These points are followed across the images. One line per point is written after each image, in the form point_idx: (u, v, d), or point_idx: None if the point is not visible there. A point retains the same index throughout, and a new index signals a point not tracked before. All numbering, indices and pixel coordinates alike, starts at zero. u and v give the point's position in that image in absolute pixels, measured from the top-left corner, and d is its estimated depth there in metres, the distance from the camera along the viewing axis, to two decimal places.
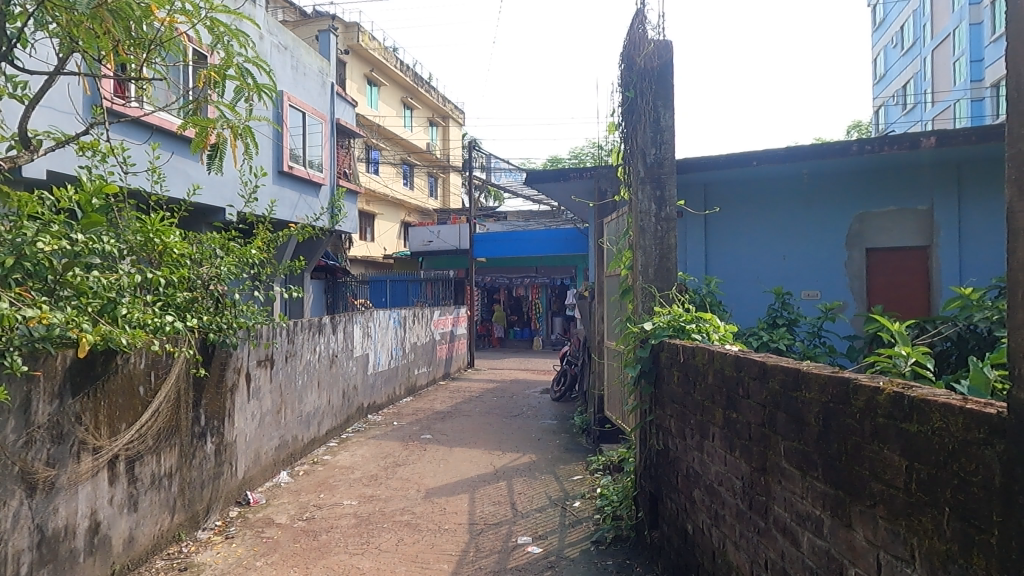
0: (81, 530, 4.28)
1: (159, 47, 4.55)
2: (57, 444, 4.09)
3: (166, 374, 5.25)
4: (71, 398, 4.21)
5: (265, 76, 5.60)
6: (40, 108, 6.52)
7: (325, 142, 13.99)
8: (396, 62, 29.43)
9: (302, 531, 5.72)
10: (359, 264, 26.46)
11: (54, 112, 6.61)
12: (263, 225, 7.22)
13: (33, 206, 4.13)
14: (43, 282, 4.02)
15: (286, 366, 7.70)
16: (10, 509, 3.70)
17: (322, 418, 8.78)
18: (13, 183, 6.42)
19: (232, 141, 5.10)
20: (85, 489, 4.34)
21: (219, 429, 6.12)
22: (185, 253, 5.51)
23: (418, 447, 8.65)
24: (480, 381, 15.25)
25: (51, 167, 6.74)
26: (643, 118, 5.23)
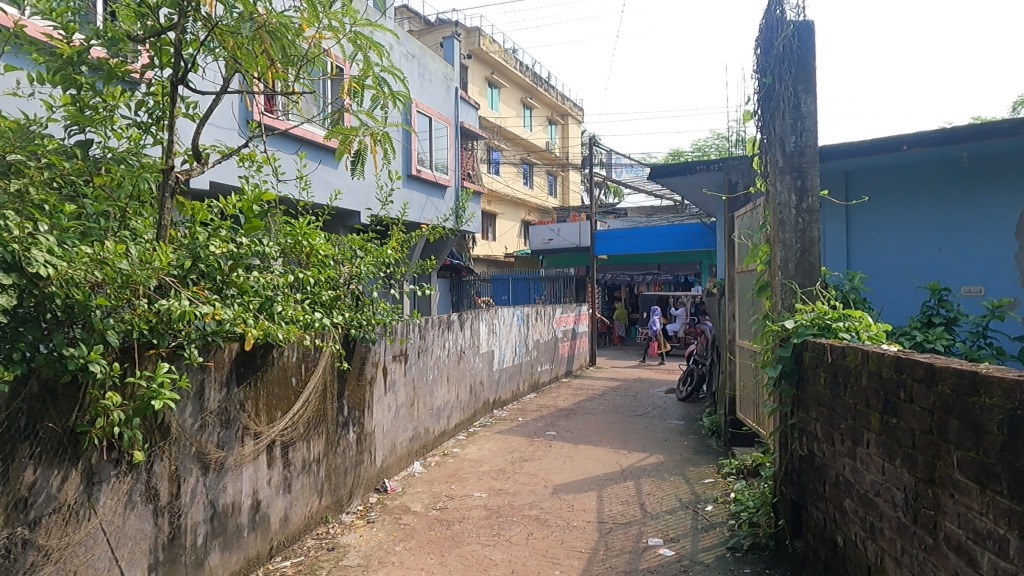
0: (245, 507, 4.71)
1: (308, 63, 4.88)
2: (225, 428, 4.51)
3: (314, 367, 5.66)
4: (237, 387, 4.63)
5: (400, 83, 5.82)
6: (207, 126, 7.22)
7: (450, 145, 14.45)
8: (515, 63, 29.86)
9: (437, 520, 5.95)
10: (482, 263, 27.12)
11: (218, 128, 7.28)
12: (397, 226, 7.56)
13: (204, 213, 4.62)
14: (214, 282, 4.39)
15: (418, 360, 8.03)
16: (188, 485, 4.16)
17: (451, 411, 9.08)
18: (185, 193, 7.15)
19: (373, 147, 5.35)
20: (248, 470, 4.78)
21: (360, 420, 6.50)
22: (329, 254, 5.89)
23: (543, 444, 8.74)
24: (602, 379, 15.16)
25: (214, 178, 7.43)
26: (782, 104, 4.95)
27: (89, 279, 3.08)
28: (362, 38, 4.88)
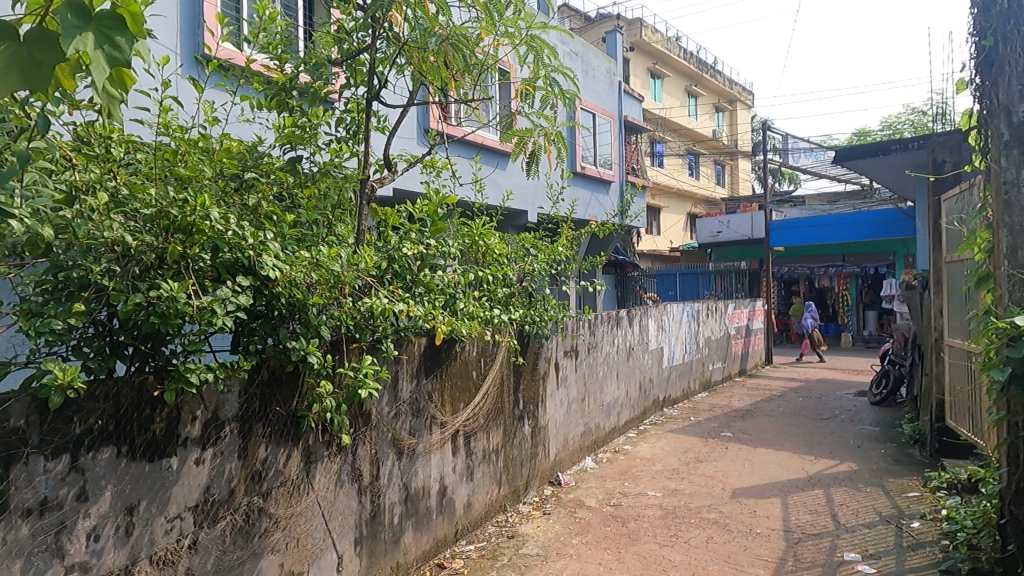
0: (433, 491, 5.04)
1: (485, 70, 5.09)
2: (416, 417, 4.86)
3: (492, 361, 5.90)
4: (425, 378, 4.96)
5: (571, 82, 5.87)
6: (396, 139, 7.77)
7: (614, 140, 14.34)
8: (679, 51, 28.90)
9: (612, 516, 5.95)
10: (647, 259, 26.61)
11: (403, 138, 7.81)
12: (567, 224, 7.65)
13: (395, 218, 5.00)
14: (404, 281, 4.73)
15: (589, 356, 8.08)
16: (386, 467, 4.54)
17: (621, 409, 9.02)
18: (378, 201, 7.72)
19: (547, 147, 5.46)
20: (436, 457, 5.10)
21: (534, 413, 6.68)
22: (504, 253, 6.10)
23: (719, 445, 8.40)
24: (781, 379, 14.22)
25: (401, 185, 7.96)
26: (1008, 69, 4.31)
27: (306, 281, 3.47)
28: (536, 41, 4.99)
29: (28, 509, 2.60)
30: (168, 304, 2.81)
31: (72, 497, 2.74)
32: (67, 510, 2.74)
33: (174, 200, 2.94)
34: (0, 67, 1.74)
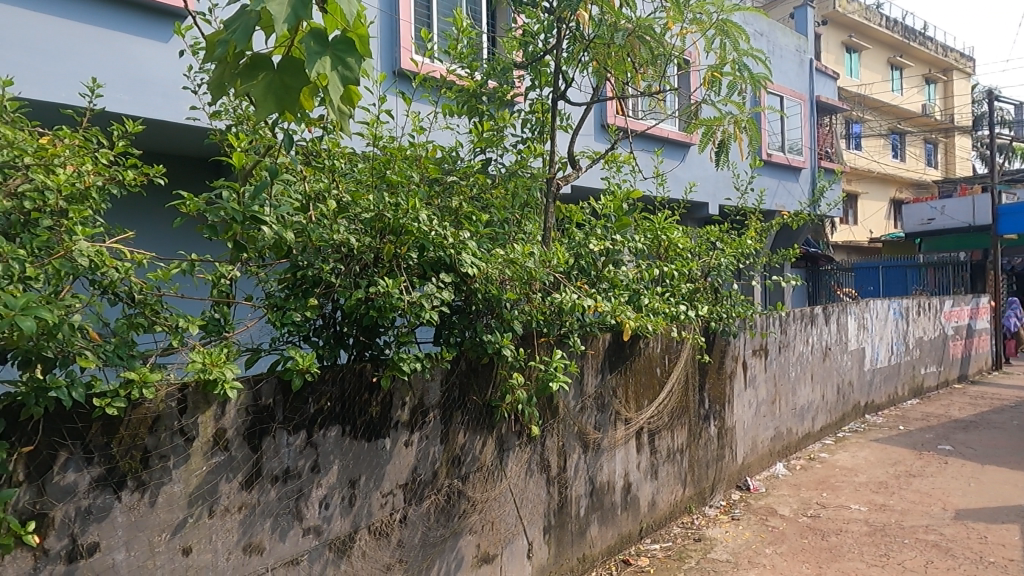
0: (618, 487, 5.04)
1: (671, 60, 4.94)
2: (601, 412, 4.89)
3: (677, 358, 5.76)
4: (609, 373, 4.97)
5: (763, 64, 5.51)
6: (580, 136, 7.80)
7: (805, 123, 13.29)
8: (880, 20, 26.04)
9: (809, 528, 5.55)
10: (841, 251, 24.35)
11: (586, 136, 7.82)
12: (755, 215, 7.23)
13: (579, 215, 5.05)
14: (589, 277, 4.76)
15: (779, 356, 7.58)
16: (573, 460, 4.63)
17: (816, 413, 8.36)
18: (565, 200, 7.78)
19: (738, 135, 5.18)
20: (620, 453, 5.10)
21: (721, 414, 6.41)
22: (688, 247, 5.91)
23: (936, 459, 7.46)
24: (1014, 387, 12.30)
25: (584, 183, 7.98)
26: None
27: (501, 277, 3.62)
28: (726, 24, 4.74)
29: (275, 476, 3.02)
30: (385, 299, 3.08)
31: (308, 468, 3.14)
32: (305, 479, 3.13)
33: (389, 205, 3.22)
34: (260, 93, 2.02)
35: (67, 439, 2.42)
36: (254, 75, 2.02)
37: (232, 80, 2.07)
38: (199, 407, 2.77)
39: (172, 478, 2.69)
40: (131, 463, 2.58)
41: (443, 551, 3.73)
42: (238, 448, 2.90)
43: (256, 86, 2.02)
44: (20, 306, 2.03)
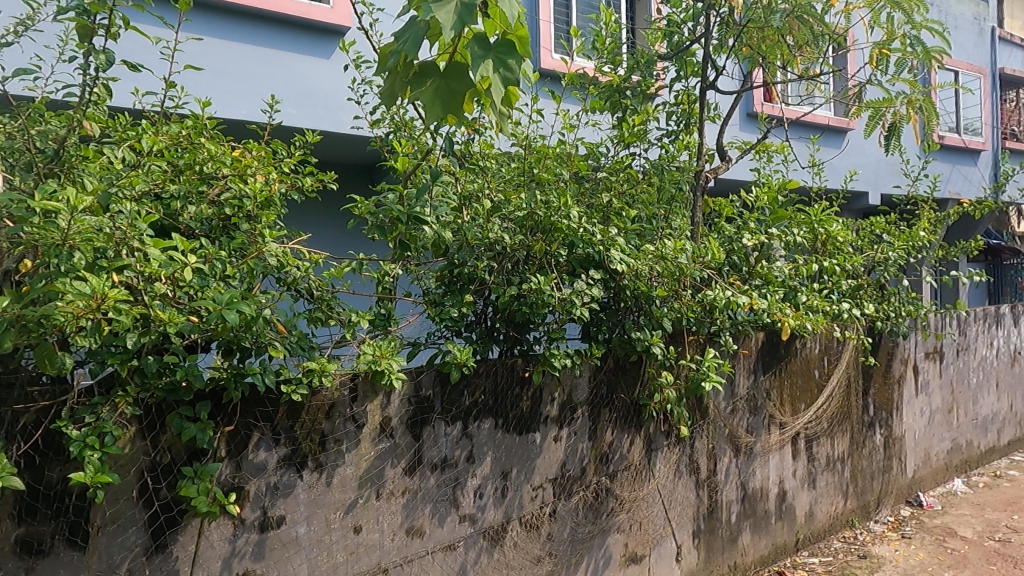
0: (772, 494, 4.78)
1: (833, 39, 4.59)
2: (753, 414, 4.67)
3: (837, 360, 5.36)
4: (762, 375, 4.73)
5: (942, 35, 4.97)
6: (729, 128, 7.42)
7: (985, 100, 11.85)
8: None
9: (998, 553, 4.95)
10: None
11: (736, 128, 7.43)
12: (929, 204, 6.55)
13: (729, 209, 4.83)
14: (741, 273, 4.55)
15: (957, 360, 6.82)
16: (723, 464, 4.45)
17: (1002, 425, 7.44)
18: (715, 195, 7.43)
19: (912, 116, 4.71)
20: (774, 459, 4.83)
21: (888, 422, 5.89)
22: (850, 240, 5.48)
23: None
24: None
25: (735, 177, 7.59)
26: None
27: (651, 273, 3.55)
28: None
29: (434, 464, 3.17)
30: (538, 295, 3.13)
31: (463, 458, 3.27)
32: (460, 469, 3.26)
33: (540, 202, 3.27)
34: (428, 99, 2.11)
35: (259, 421, 2.70)
36: (422, 82, 2.11)
37: (401, 88, 2.16)
38: (367, 396, 2.97)
39: (344, 461, 2.92)
40: (311, 445, 2.83)
41: (591, 547, 3.74)
42: (402, 436, 3.08)
43: (424, 93, 2.11)
44: (225, 301, 2.30)
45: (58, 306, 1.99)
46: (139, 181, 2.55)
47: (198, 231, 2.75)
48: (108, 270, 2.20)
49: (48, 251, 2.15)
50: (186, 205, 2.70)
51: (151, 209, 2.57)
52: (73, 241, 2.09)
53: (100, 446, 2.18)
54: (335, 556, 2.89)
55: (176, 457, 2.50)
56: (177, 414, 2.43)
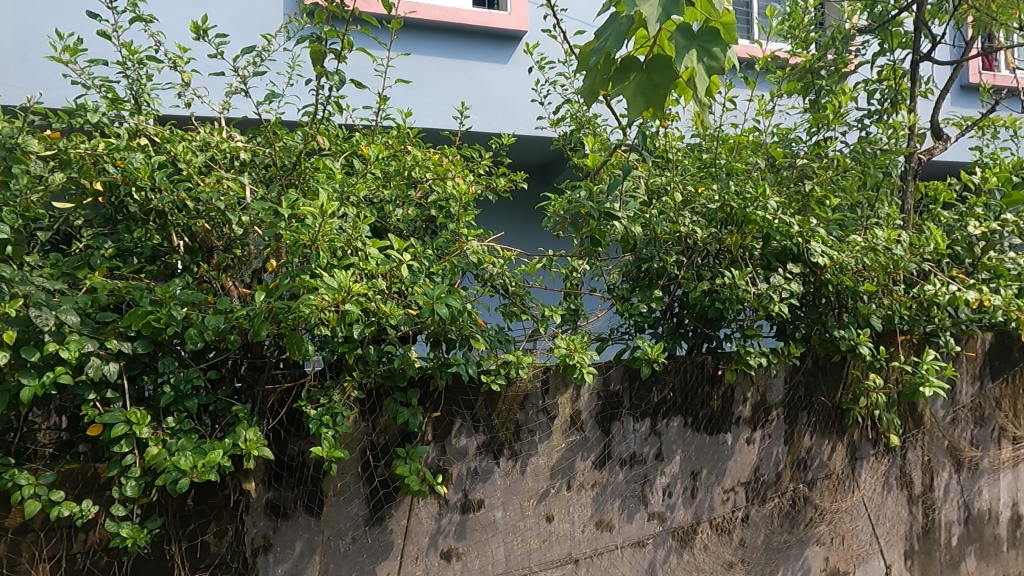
0: (1003, 519, 4.21)
1: None
2: (978, 426, 4.14)
3: None
4: (990, 382, 4.19)
5: None
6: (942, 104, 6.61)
7: None
8: None
9: None
10: None
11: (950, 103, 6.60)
12: None
13: (948, 193, 4.29)
14: (963, 266, 4.03)
15: None
16: (942, 479, 3.99)
17: None
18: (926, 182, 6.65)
19: None
20: (1006, 478, 4.25)
21: None
22: None
23: None
24: None
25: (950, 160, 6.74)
26: None
27: (859, 267, 3.25)
28: None
29: (623, 460, 3.18)
30: (732, 291, 3.01)
31: (652, 456, 3.24)
32: (650, 466, 3.23)
33: (734, 192, 3.14)
34: (630, 94, 2.13)
35: (462, 408, 2.88)
36: (624, 77, 2.14)
37: (603, 85, 2.22)
38: (558, 389, 3.05)
39: (537, 451, 3.03)
40: (507, 434, 2.97)
41: (788, 558, 3.53)
42: (592, 430, 3.12)
43: (626, 87, 2.14)
44: (436, 296, 2.49)
45: (316, 299, 2.27)
46: (361, 187, 2.81)
47: (406, 232, 2.98)
48: (338, 268, 2.49)
49: (296, 251, 2.47)
50: (393, 209, 2.90)
51: (369, 212, 2.82)
52: (320, 243, 2.43)
53: (333, 424, 2.46)
54: (529, 542, 3.00)
55: (391, 438, 2.75)
56: (393, 399, 2.66)
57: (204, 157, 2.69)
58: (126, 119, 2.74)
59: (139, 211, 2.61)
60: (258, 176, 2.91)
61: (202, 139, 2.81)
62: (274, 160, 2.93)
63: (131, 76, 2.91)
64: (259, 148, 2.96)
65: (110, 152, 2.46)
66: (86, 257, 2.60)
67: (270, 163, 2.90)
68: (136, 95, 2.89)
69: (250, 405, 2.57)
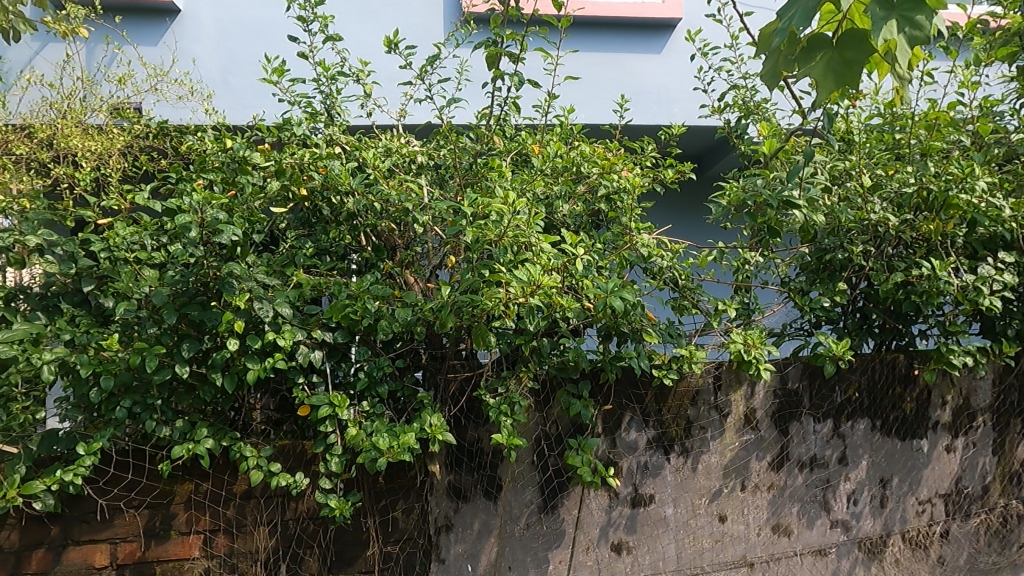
0: None
1: None
2: None
3: None
4: None
5: None
6: None
7: None
8: None
9: None
10: None
11: None
12: None
13: None
14: None
15: None
16: None
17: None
18: None
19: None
20: None
21: None
22: None
23: None
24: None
25: None
26: None
27: None
28: None
29: (803, 462, 3.05)
30: (930, 284, 2.75)
31: (836, 459, 3.09)
32: (832, 470, 3.09)
33: (933, 174, 2.86)
34: (819, 75, 1.81)
35: (632, 402, 2.88)
36: (811, 58, 1.82)
37: (786, 66, 1.89)
38: (732, 386, 2.97)
39: (709, 449, 2.97)
40: (678, 430, 2.94)
41: None
42: (768, 429, 3.02)
43: (815, 68, 1.82)
44: (609, 289, 2.48)
45: (506, 291, 2.39)
46: (533, 184, 2.87)
47: (574, 226, 3.02)
48: (513, 264, 2.52)
49: (477, 247, 2.57)
50: (562, 205, 2.96)
51: (539, 208, 2.87)
52: (505, 239, 2.51)
53: (511, 413, 2.55)
54: (702, 541, 2.95)
55: (563, 429, 2.82)
56: (566, 391, 2.71)
57: (389, 161, 2.87)
58: (322, 130, 3.03)
59: (333, 213, 2.85)
60: (434, 177, 3.05)
61: (385, 145, 2.98)
62: (449, 161, 3.06)
63: (325, 91, 3.20)
64: (434, 152, 3.12)
65: (313, 161, 2.71)
66: (292, 255, 2.80)
67: (446, 164, 3.05)
68: (328, 108, 3.17)
69: (434, 393, 2.75)
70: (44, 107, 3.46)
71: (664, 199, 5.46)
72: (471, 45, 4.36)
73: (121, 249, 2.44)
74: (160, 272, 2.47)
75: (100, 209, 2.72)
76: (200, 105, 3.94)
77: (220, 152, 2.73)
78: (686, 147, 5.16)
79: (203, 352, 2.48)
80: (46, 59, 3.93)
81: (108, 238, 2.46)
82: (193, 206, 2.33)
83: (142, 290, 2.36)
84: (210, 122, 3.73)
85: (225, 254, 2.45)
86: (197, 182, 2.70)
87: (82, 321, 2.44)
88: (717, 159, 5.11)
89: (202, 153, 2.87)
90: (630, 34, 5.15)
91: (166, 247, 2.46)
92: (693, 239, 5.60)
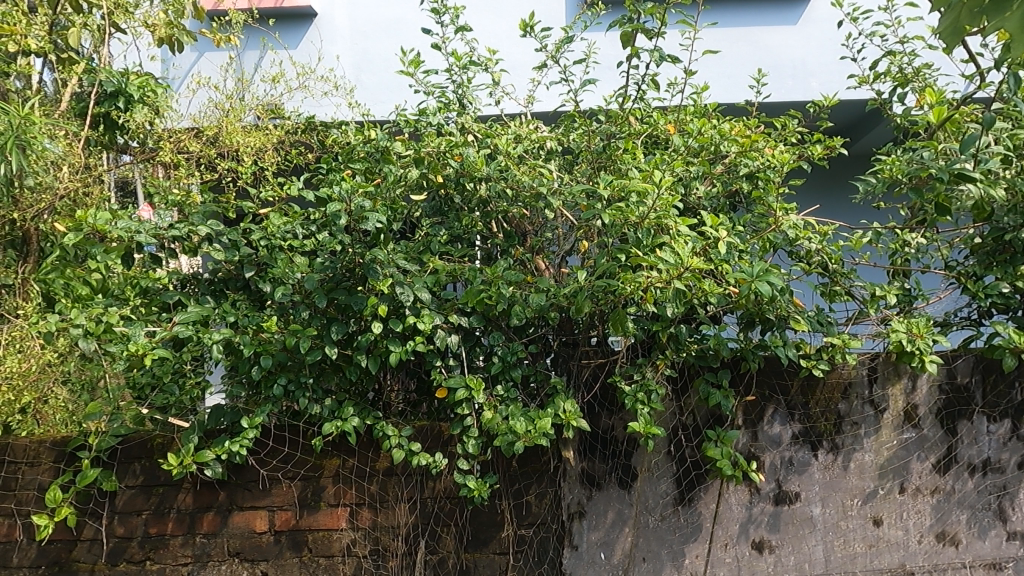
0: None
1: None
2: None
3: None
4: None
5: None
6: None
7: None
8: None
9: None
10: None
11: None
12: None
13: None
14: None
15: None
16: None
17: None
18: None
19: None
20: None
21: None
22: None
23: None
24: None
25: None
26: None
27: None
28: None
29: (974, 466, 2.82)
30: None
31: (1013, 464, 2.84)
32: (1010, 476, 2.84)
33: None
34: (1014, 28, 1.46)
35: (776, 393, 2.75)
36: (1006, 7, 1.48)
37: (972, 21, 1.56)
38: (889, 379, 2.78)
39: (863, 447, 2.77)
40: (827, 425, 2.76)
41: None
42: (932, 428, 2.80)
43: (1010, 19, 1.47)
44: (757, 273, 2.26)
45: (648, 275, 2.25)
46: (669, 164, 2.75)
47: (710, 208, 2.86)
48: (650, 248, 2.40)
49: (614, 230, 2.49)
50: (699, 185, 2.78)
51: (675, 188, 2.72)
52: (649, 222, 2.40)
53: (647, 401, 2.47)
54: (853, 545, 2.75)
55: (701, 420, 2.73)
56: (704, 379, 2.61)
57: (521, 146, 2.84)
58: (454, 119, 3.07)
59: (464, 201, 2.88)
60: (563, 162, 3.04)
61: (516, 132, 2.96)
62: (579, 145, 3.01)
63: (457, 81, 3.25)
64: (563, 137, 3.08)
65: (450, 148, 2.74)
66: (427, 242, 2.83)
67: (578, 148, 3.00)
68: (461, 97, 3.22)
69: (567, 378, 2.73)
70: (209, 108, 3.73)
71: (811, 176, 5.13)
72: (600, 25, 4.28)
73: (277, 237, 2.57)
74: (311, 259, 2.63)
75: (256, 200, 2.93)
76: (342, 99, 4.24)
77: (366, 143, 2.96)
78: (833, 122, 4.81)
79: (348, 335, 2.60)
80: (210, 62, 4.35)
81: (265, 228, 2.60)
82: (343, 196, 2.46)
83: (296, 276, 2.55)
84: (356, 117, 3.98)
85: (368, 241, 2.54)
86: (345, 172, 2.91)
87: (242, 305, 2.63)
88: (869, 130, 4.70)
89: (349, 145, 3.10)
90: (773, 4, 4.64)
91: (316, 235, 2.63)
92: (842, 219, 5.24)
